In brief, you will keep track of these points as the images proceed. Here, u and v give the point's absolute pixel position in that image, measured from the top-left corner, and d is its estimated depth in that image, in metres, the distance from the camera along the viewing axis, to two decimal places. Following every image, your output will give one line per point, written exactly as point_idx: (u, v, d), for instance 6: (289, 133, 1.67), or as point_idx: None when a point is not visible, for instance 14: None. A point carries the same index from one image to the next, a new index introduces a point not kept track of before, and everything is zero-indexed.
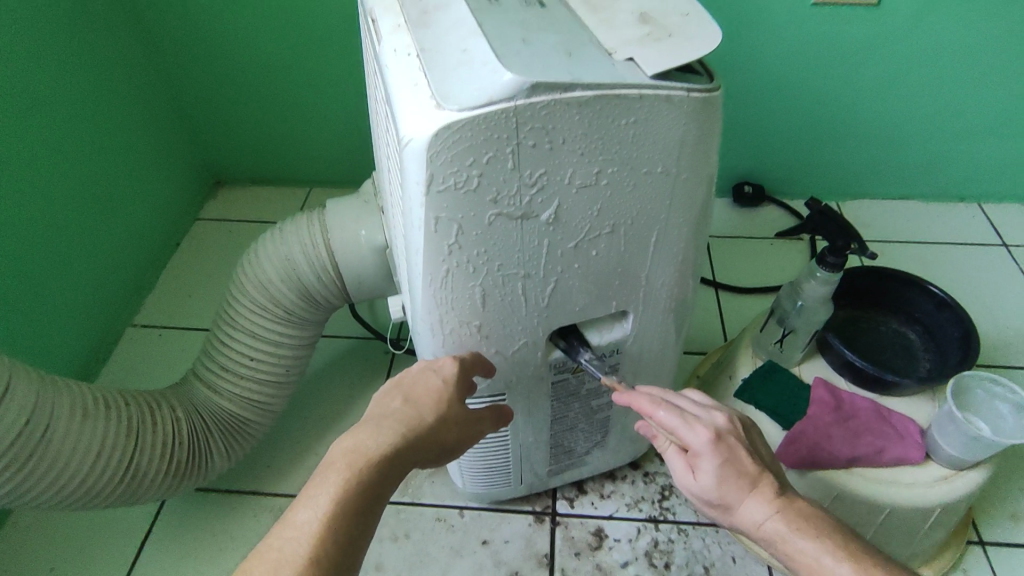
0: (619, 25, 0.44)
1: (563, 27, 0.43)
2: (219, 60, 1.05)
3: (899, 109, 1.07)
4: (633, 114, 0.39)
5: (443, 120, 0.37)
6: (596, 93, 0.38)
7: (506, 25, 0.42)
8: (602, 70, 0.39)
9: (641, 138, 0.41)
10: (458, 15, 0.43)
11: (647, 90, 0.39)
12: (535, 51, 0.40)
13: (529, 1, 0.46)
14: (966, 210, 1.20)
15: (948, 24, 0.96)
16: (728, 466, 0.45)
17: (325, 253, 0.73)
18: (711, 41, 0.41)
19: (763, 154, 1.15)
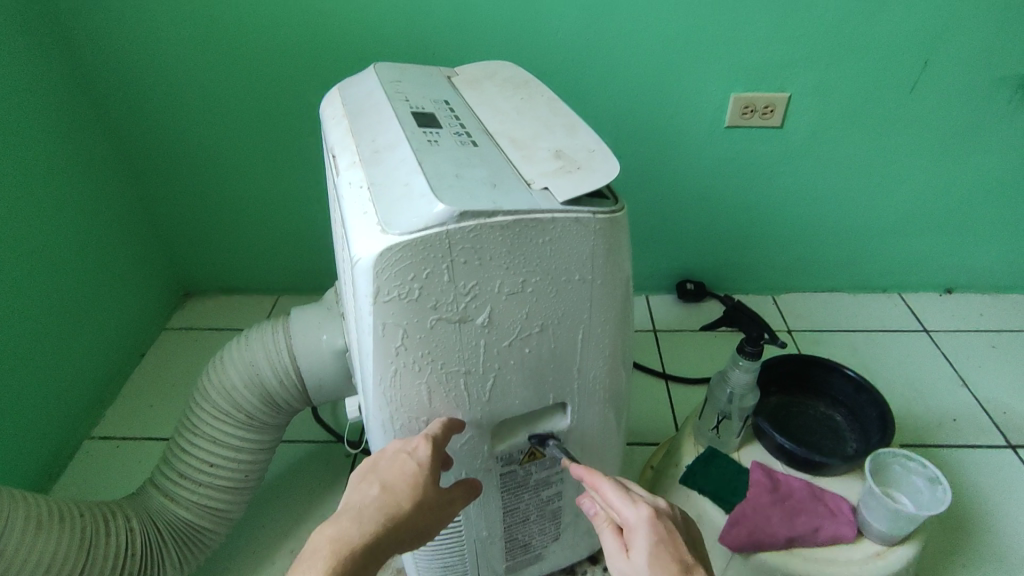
0: (537, 160, 0.53)
1: (491, 163, 0.52)
2: (195, 181, 1.14)
3: (814, 213, 1.20)
4: (549, 233, 0.47)
5: (387, 243, 0.44)
6: (515, 217, 0.46)
7: (443, 162, 0.50)
8: (521, 198, 0.48)
9: (557, 252, 0.49)
10: (403, 155, 0.51)
11: (559, 214, 0.47)
12: (465, 184, 0.48)
13: (464, 142, 0.55)
14: (888, 299, 1.31)
15: (844, 143, 1.11)
16: (660, 547, 0.47)
17: (288, 357, 0.77)
18: (610, 172, 0.51)
19: (699, 254, 1.25)
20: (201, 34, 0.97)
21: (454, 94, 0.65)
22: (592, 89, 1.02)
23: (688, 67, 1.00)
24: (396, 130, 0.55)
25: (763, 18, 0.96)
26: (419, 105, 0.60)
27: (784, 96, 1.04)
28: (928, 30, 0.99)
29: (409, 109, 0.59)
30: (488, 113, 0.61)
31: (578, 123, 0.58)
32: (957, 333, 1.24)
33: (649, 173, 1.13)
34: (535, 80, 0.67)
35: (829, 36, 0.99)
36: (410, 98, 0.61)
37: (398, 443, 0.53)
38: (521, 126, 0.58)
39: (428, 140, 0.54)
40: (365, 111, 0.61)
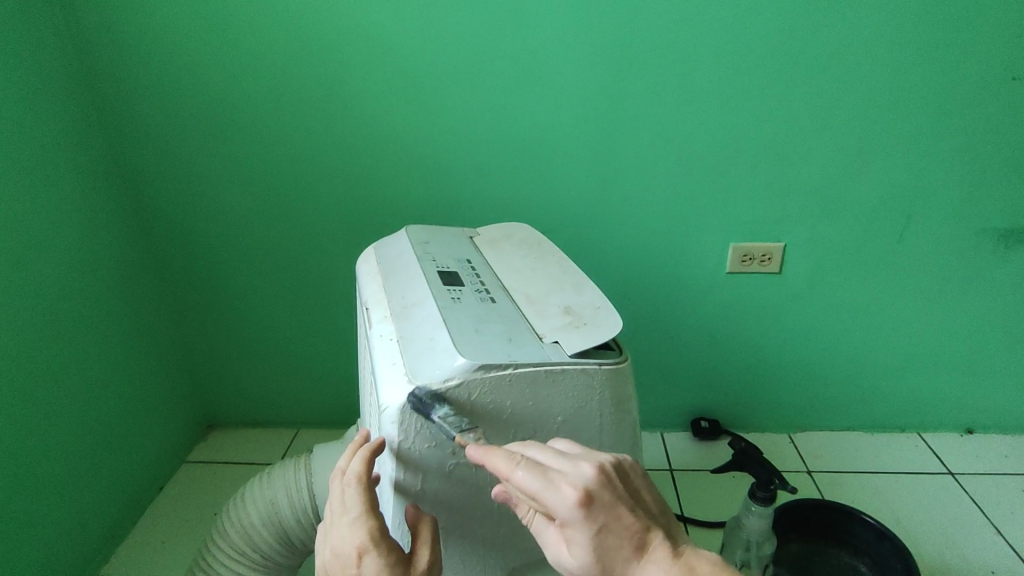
0: (548, 315, 0.59)
1: (508, 318, 0.58)
2: (231, 321, 1.23)
3: (821, 352, 1.23)
4: (559, 383, 0.52)
5: (412, 394, 0.49)
6: (530, 370, 0.51)
7: (464, 318, 0.57)
8: (534, 351, 0.53)
9: (568, 400, 0.53)
10: (429, 310, 0.58)
11: (568, 366, 0.52)
12: (484, 338, 0.54)
13: (484, 299, 0.62)
14: (907, 439, 1.30)
15: (843, 288, 1.16)
16: (604, 534, 0.43)
17: (308, 496, 0.79)
18: (614, 326, 0.56)
19: (711, 392, 1.28)
20: (251, 194, 1.10)
21: (475, 254, 0.73)
22: (600, 240, 1.11)
23: (688, 221, 1.09)
24: (424, 288, 0.62)
25: (753, 181, 1.06)
26: (444, 264, 0.68)
27: (779, 245, 1.11)
28: (905, 185, 1.06)
29: (435, 269, 0.67)
30: (506, 272, 0.69)
31: (585, 281, 0.65)
32: (985, 477, 1.20)
33: (656, 315, 1.19)
34: (547, 240, 0.75)
35: (814, 194, 1.07)
36: (435, 258, 0.69)
37: (335, 542, 0.51)
38: (534, 284, 0.65)
39: (451, 298, 0.60)
40: (395, 270, 0.69)
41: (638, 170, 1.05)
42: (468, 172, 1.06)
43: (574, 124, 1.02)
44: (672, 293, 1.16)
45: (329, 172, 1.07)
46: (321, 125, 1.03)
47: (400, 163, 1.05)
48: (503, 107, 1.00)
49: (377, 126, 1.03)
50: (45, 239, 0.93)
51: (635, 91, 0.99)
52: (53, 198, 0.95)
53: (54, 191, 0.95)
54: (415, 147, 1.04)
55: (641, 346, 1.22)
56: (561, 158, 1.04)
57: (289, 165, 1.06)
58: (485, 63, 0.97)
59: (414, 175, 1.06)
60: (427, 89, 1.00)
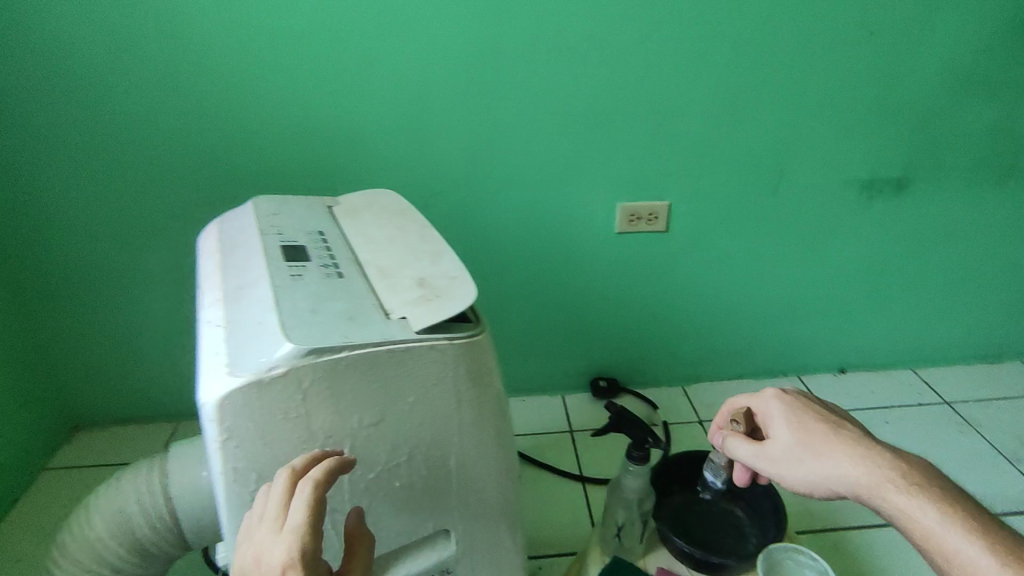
0: (398, 289, 0.55)
1: (353, 294, 0.53)
2: (84, 310, 1.10)
3: (709, 306, 1.26)
4: (404, 363, 0.48)
5: (232, 387, 0.44)
6: (370, 350, 0.47)
7: (301, 298, 0.51)
8: (377, 329, 0.49)
9: (417, 379, 0.50)
10: (263, 291, 0.52)
11: (414, 343, 0.49)
12: (321, 318, 0.49)
13: (330, 274, 0.56)
14: (788, 382, 1.38)
15: (726, 243, 1.19)
16: (796, 414, 0.61)
17: (162, 499, 0.72)
18: (467, 297, 0.53)
19: (608, 351, 1.29)
20: (92, 165, 0.97)
21: (330, 225, 0.67)
22: (486, 205, 1.07)
23: (574, 183, 1.07)
24: (261, 266, 0.56)
25: (635, 138, 1.05)
26: (291, 238, 0.62)
27: (664, 204, 1.12)
28: (778, 140, 1.09)
29: (280, 242, 0.60)
30: (362, 243, 0.63)
31: (444, 250, 0.60)
32: (854, 413, 1.30)
33: (550, 278, 1.17)
34: (410, 207, 0.70)
35: (694, 151, 1.08)
36: (281, 231, 0.63)
37: (258, 554, 0.41)
38: (389, 256, 0.60)
39: (291, 275, 0.55)
40: (235, 247, 0.62)
41: (520, 130, 1.01)
42: (339, 135, 0.97)
43: (450, 81, 0.95)
44: (564, 255, 1.15)
45: (181, 139, 0.96)
46: (166, 85, 0.92)
47: (261, 128, 0.96)
48: (371, 64, 0.92)
49: (230, 86, 0.92)
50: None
51: (512, 46, 0.94)
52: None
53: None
54: (276, 109, 0.94)
55: (536, 311, 1.21)
56: (439, 119, 0.98)
57: (137, 130, 0.95)
58: (347, 14, 0.89)
59: (279, 141, 0.97)
60: (284, 44, 0.90)
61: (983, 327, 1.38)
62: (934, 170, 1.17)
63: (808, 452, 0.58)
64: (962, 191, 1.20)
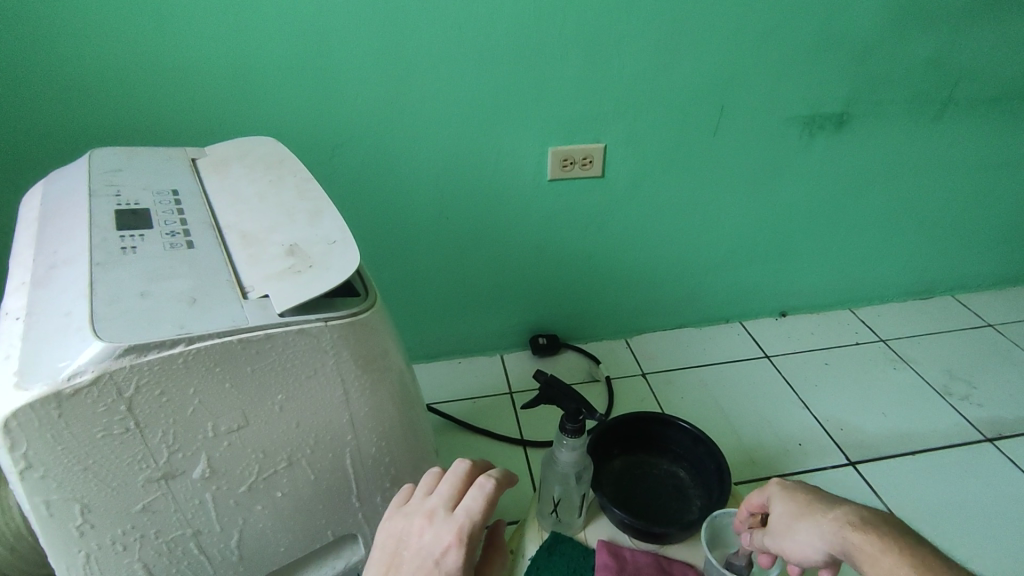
0: (263, 260, 0.44)
1: (202, 269, 0.42)
2: None
3: (650, 255, 1.20)
4: (266, 353, 0.39)
5: (20, 403, 0.33)
6: (215, 342, 0.37)
7: (131, 278, 0.40)
8: (228, 313, 0.39)
9: (287, 371, 0.40)
10: (79, 270, 0.41)
11: (276, 328, 0.39)
12: (150, 304, 0.38)
13: (176, 244, 0.45)
14: (731, 328, 1.35)
15: (666, 188, 1.12)
16: (773, 513, 0.55)
17: (18, 517, 0.58)
18: (348, 265, 0.43)
19: (548, 307, 1.22)
20: None
21: (189, 183, 0.55)
22: (400, 152, 0.95)
23: (499, 126, 0.96)
24: (84, 238, 0.44)
25: (566, 74, 0.94)
26: (131, 201, 0.49)
27: (599, 146, 1.03)
28: (719, 73, 1.00)
29: (114, 206, 0.48)
30: (225, 204, 0.52)
31: (326, 208, 0.50)
32: (795, 355, 1.29)
33: (480, 233, 1.08)
34: (291, 157, 0.59)
35: (630, 87, 0.98)
36: (119, 194, 0.50)
37: (427, 521, 0.43)
38: (257, 218, 0.49)
39: (121, 249, 0.43)
40: (58, 215, 0.49)
41: (435, 66, 0.88)
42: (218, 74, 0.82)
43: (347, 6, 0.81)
44: (494, 207, 1.05)
45: None
46: None
47: (120, 68, 0.79)
48: None
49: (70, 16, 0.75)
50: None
51: None
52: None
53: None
54: (135, 45, 0.78)
55: (468, 268, 1.11)
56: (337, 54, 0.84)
57: None
58: None
59: (142, 84, 0.81)
60: None
61: (917, 264, 1.39)
62: (874, 103, 1.12)
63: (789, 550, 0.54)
64: (901, 125, 1.16)
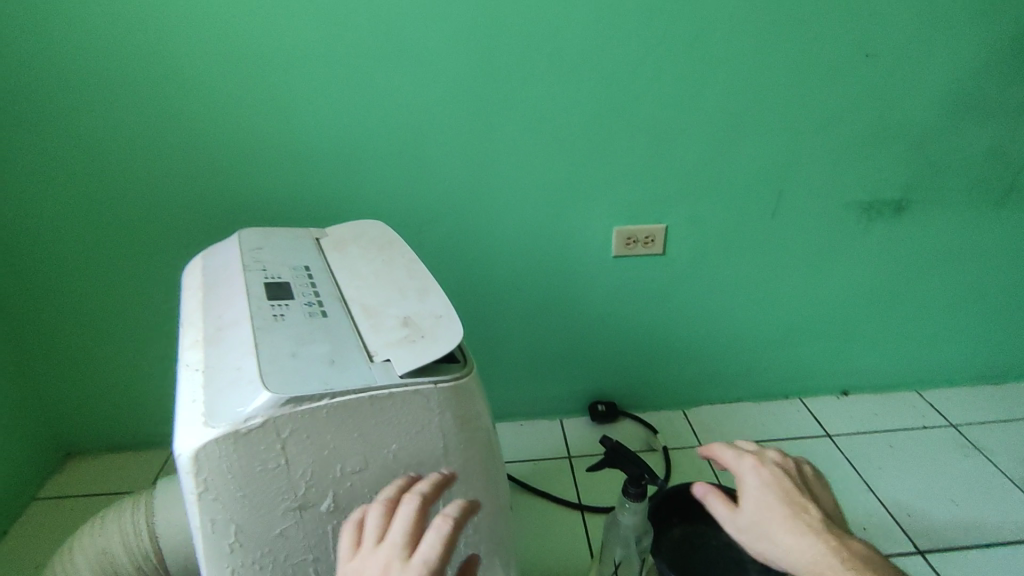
0: (383, 329, 0.53)
1: (336, 335, 0.52)
2: (77, 339, 1.09)
3: (709, 328, 1.25)
4: (388, 408, 0.47)
5: (208, 438, 0.42)
6: (351, 398, 0.45)
7: (283, 341, 0.50)
8: (359, 373, 0.47)
9: (402, 425, 0.48)
10: (243, 333, 0.51)
11: (397, 388, 0.47)
12: (301, 363, 0.47)
13: (313, 312, 0.55)
14: (791, 405, 1.36)
15: (725, 265, 1.17)
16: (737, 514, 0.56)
17: (148, 542, 0.70)
18: (453, 337, 0.52)
19: (608, 375, 1.27)
20: (84, 194, 0.96)
21: (316, 259, 0.66)
22: (480, 229, 1.06)
23: (569, 207, 1.06)
24: (243, 305, 0.55)
25: (632, 163, 1.04)
26: (275, 274, 0.60)
27: (661, 226, 1.10)
28: (776, 163, 1.08)
29: (263, 279, 0.59)
30: (347, 279, 0.62)
31: (430, 286, 0.59)
32: (858, 436, 1.27)
33: (547, 302, 1.16)
34: (398, 239, 0.69)
35: (692, 174, 1.06)
36: (265, 268, 0.61)
37: None
38: (375, 292, 0.59)
39: (272, 316, 0.53)
40: (218, 284, 0.60)
41: (516, 156, 1.00)
42: (332, 161, 0.97)
43: (444, 106, 0.95)
44: (561, 279, 1.14)
45: (173, 166, 0.95)
46: (158, 113, 0.91)
47: (255, 156, 0.95)
48: (364, 94, 0.92)
49: (222, 116, 0.92)
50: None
51: (507, 73, 0.93)
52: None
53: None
54: (269, 138, 0.94)
55: (533, 335, 1.19)
56: (433, 145, 0.97)
57: (127, 159, 0.94)
58: (341, 43, 0.88)
59: (272, 168, 0.96)
60: (277, 73, 0.90)
61: (988, 347, 1.36)
62: (934, 190, 1.15)
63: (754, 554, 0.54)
64: (963, 210, 1.18)
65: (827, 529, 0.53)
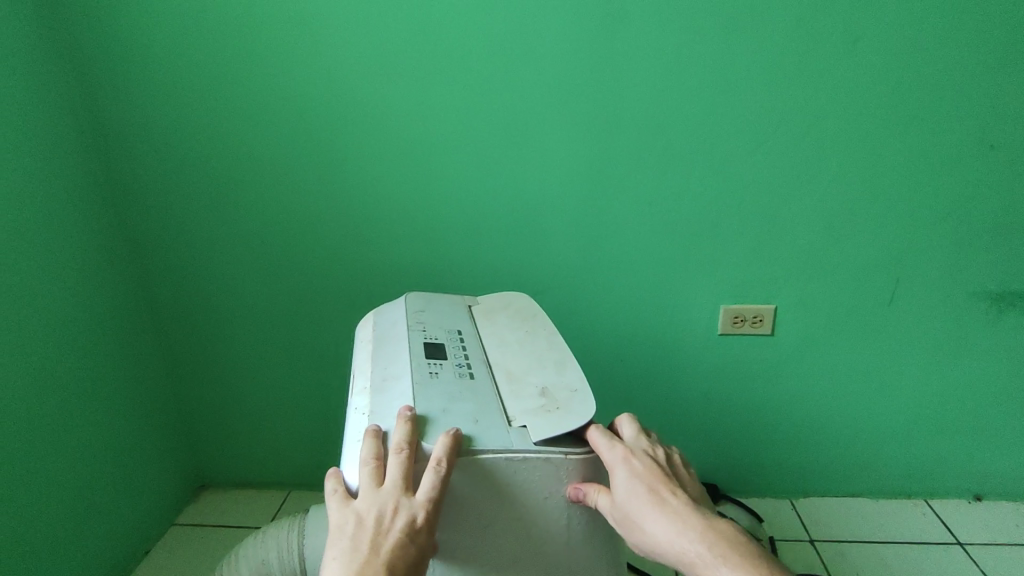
0: (523, 396, 0.60)
1: (482, 397, 0.59)
2: (226, 382, 1.24)
3: (819, 414, 1.21)
4: (519, 471, 0.53)
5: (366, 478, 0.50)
6: (492, 456, 0.52)
7: (437, 398, 0.58)
8: (502, 436, 0.54)
9: (534, 488, 0.54)
10: (404, 386, 0.59)
11: (532, 453, 0.53)
12: (452, 421, 0.55)
13: (463, 373, 0.62)
14: (913, 505, 1.26)
15: (837, 349, 1.15)
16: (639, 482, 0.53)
17: (298, 560, 0.78)
18: (585, 413, 0.57)
19: (710, 455, 1.25)
20: (250, 257, 1.12)
21: (467, 324, 0.74)
22: (589, 302, 1.12)
23: (678, 285, 1.10)
24: (405, 361, 0.63)
25: (742, 245, 1.07)
26: (432, 335, 0.69)
27: (770, 307, 1.11)
28: (892, 251, 1.07)
29: (422, 338, 0.68)
30: (493, 345, 0.69)
31: (567, 360, 0.65)
32: (995, 547, 1.16)
33: (651, 376, 1.18)
34: (539, 312, 0.76)
35: (802, 258, 1.08)
36: (423, 329, 0.70)
37: (391, 514, 0.49)
38: (518, 361, 0.66)
39: (429, 373, 0.61)
40: (382, 338, 0.70)
41: (629, 235, 1.07)
42: (461, 236, 1.08)
43: (565, 189, 1.04)
44: (666, 354, 1.16)
45: (325, 236, 1.10)
46: (320, 190, 1.06)
47: (396, 229, 1.08)
48: (495, 177, 1.04)
49: (372, 193, 1.06)
50: (44, 305, 0.95)
51: (624, 159, 1.02)
52: (55, 262, 0.97)
53: (58, 259, 0.98)
54: (409, 213, 1.07)
55: (635, 409, 1.21)
56: (552, 223, 1.06)
57: (289, 228, 1.09)
58: (479, 135, 1.01)
59: (410, 239, 1.09)
60: (422, 159, 1.03)
61: None
62: None
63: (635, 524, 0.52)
64: None
65: (693, 513, 0.51)
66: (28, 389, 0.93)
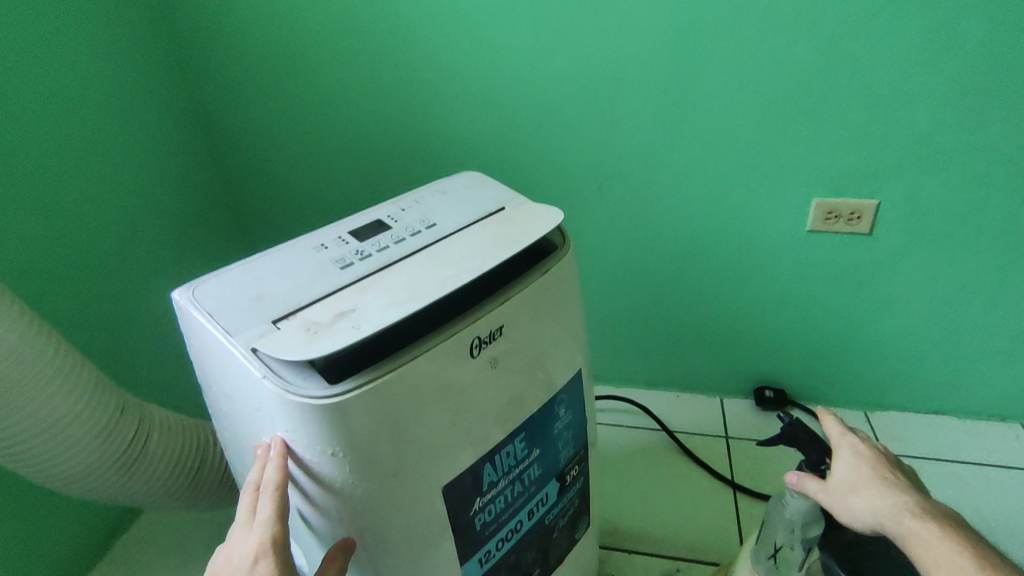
0: (328, 306, 0.49)
1: (304, 286, 0.51)
2: None
3: (911, 325, 1.09)
4: (227, 362, 0.48)
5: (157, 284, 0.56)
6: (212, 335, 0.48)
7: (277, 265, 0.53)
8: (240, 325, 0.48)
9: (247, 392, 0.48)
10: (302, 239, 0.57)
11: (238, 355, 0.46)
12: (245, 285, 0.51)
13: (345, 258, 0.54)
14: (1007, 429, 1.15)
15: (943, 255, 1.01)
16: (878, 461, 0.64)
17: None
18: (306, 354, 0.43)
19: (779, 359, 1.19)
20: (302, 123, 1.08)
21: (467, 220, 0.61)
22: (663, 190, 1.03)
23: (763, 175, 0.98)
24: (338, 225, 0.59)
25: (846, 130, 0.93)
26: (407, 209, 0.61)
27: (872, 203, 0.98)
28: None
29: (393, 208, 0.62)
30: (424, 251, 0.55)
31: (424, 302, 0.48)
32: None
33: (724, 272, 1.10)
34: (525, 243, 0.54)
35: (921, 146, 0.92)
36: (407, 207, 0.62)
37: (234, 553, 0.47)
38: (397, 277, 0.51)
39: (321, 239, 0.57)
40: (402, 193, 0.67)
41: (711, 115, 0.95)
42: (526, 111, 0.99)
43: (643, 59, 0.92)
44: (744, 251, 1.07)
45: (382, 108, 1.04)
46: (372, 57, 0.99)
47: (455, 103, 1.01)
48: (563, 44, 0.93)
49: (431, 62, 0.98)
50: (105, 180, 0.93)
51: (715, 20, 0.87)
52: (110, 137, 0.94)
53: (117, 134, 0.95)
54: (466, 83, 0.99)
55: (702, 306, 1.15)
56: (625, 100, 0.96)
57: (344, 95, 1.03)
58: None
59: (469, 113, 1.01)
60: (483, 20, 0.93)
61: None
62: None
63: (855, 495, 0.61)
64: None
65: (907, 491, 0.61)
66: (102, 260, 0.94)
